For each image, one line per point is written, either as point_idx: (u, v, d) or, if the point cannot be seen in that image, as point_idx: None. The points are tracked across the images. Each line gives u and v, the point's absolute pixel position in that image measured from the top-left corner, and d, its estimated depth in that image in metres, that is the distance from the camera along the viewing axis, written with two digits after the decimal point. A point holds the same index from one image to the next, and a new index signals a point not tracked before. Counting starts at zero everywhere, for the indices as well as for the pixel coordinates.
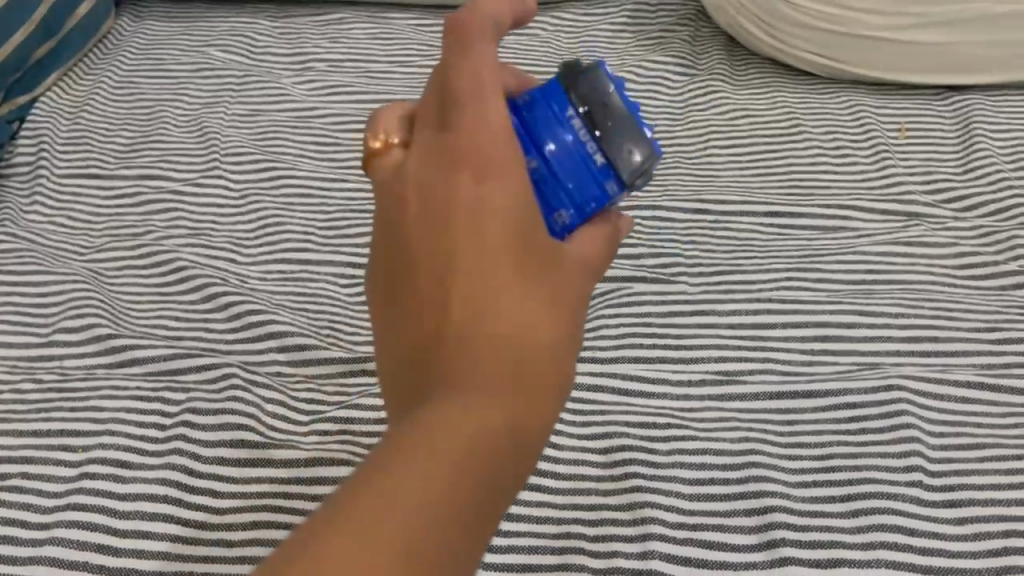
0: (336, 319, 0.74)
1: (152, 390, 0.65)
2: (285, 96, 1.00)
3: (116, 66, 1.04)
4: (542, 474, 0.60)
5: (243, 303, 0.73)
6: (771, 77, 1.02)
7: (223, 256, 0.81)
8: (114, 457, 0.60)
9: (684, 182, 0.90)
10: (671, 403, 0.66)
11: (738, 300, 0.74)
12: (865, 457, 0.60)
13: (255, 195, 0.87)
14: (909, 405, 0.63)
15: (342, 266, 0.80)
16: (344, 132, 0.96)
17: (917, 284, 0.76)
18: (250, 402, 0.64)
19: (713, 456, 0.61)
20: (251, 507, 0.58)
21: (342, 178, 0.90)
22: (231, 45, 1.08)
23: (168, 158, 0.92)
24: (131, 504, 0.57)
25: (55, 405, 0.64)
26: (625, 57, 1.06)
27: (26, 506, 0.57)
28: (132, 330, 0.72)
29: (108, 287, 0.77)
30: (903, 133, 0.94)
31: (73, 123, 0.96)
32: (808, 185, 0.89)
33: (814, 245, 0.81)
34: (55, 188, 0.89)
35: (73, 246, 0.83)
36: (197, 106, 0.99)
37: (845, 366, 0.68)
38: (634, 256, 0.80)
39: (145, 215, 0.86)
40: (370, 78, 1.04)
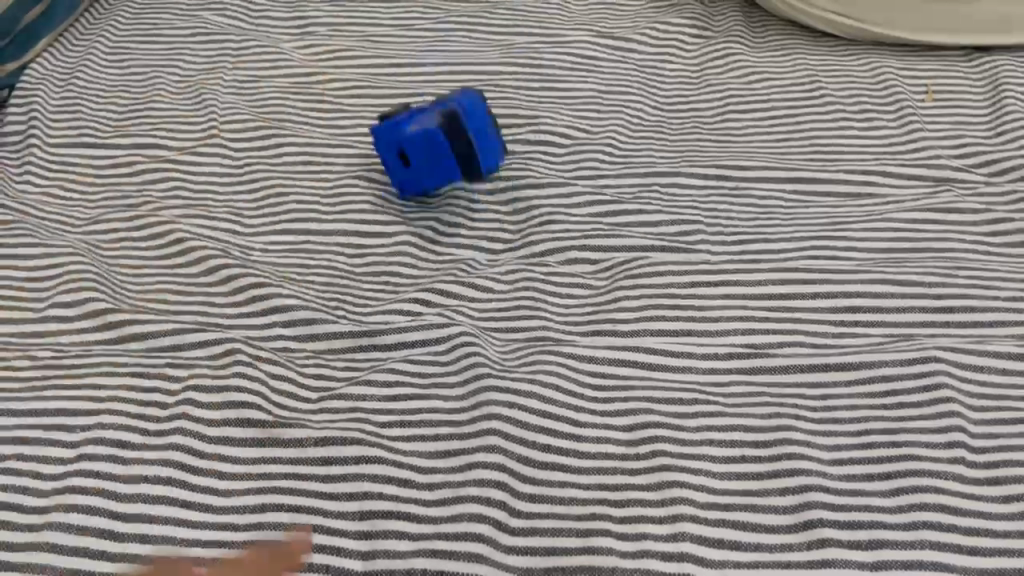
0: (344, 292, 0.71)
1: (151, 365, 0.62)
2: (285, 61, 0.96)
3: (109, 32, 1.00)
4: (564, 453, 0.57)
5: (246, 276, 0.70)
6: (791, 39, 0.99)
7: (224, 226, 0.77)
8: (111, 437, 0.57)
9: (701, 147, 0.86)
10: (696, 377, 0.63)
11: (764, 269, 0.70)
12: (904, 434, 0.57)
13: (257, 164, 0.84)
14: (947, 377, 0.60)
15: (348, 237, 0.76)
16: (347, 98, 0.92)
17: (948, 252, 0.73)
18: (256, 378, 0.61)
19: (743, 432, 0.58)
20: (258, 489, 0.55)
21: (347, 145, 0.86)
22: (228, 9, 1.04)
23: (164, 126, 0.88)
24: (134, 487, 0.54)
25: (50, 382, 0.61)
26: (638, 19, 1.02)
27: (23, 489, 0.54)
28: (129, 304, 0.69)
29: (105, 258, 0.74)
30: (929, 96, 0.90)
31: (66, 90, 0.93)
32: (832, 149, 0.85)
33: (840, 212, 0.78)
34: (48, 158, 0.85)
35: (66, 217, 0.79)
36: (193, 72, 0.95)
37: (877, 338, 0.66)
38: (652, 224, 0.77)
39: (141, 185, 0.82)
40: (373, 42, 0.99)
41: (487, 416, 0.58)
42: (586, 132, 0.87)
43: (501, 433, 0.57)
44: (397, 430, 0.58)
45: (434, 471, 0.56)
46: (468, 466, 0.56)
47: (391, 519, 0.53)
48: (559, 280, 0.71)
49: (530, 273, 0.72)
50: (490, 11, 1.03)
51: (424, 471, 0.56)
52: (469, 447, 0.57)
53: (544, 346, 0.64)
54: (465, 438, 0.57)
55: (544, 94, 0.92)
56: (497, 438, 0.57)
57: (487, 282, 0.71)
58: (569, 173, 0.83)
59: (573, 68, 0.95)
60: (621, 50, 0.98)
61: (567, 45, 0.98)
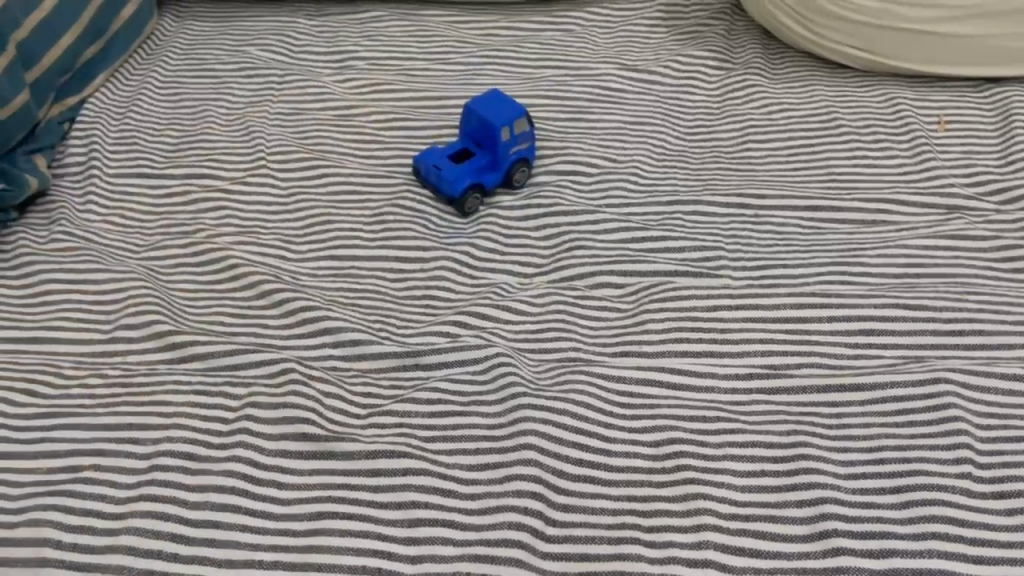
0: (388, 314, 0.76)
1: (213, 384, 0.67)
2: (327, 95, 1.01)
3: (161, 67, 1.07)
4: (595, 466, 0.61)
5: (297, 300, 0.75)
6: (808, 71, 1.03)
7: (274, 252, 0.82)
8: (181, 450, 0.62)
9: (722, 176, 0.90)
10: (718, 395, 0.67)
11: (782, 294, 0.74)
12: (914, 450, 0.61)
13: (303, 193, 0.89)
14: (956, 398, 0.64)
15: (390, 262, 0.81)
16: (386, 130, 0.97)
17: (958, 277, 0.77)
18: (309, 396, 0.66)
19: (762, 448, 0.62)
20: (313, 498, 0.59)
21: (387, 175, 0.91)
22: (272, 45, 1.10)
23: (215, 157, 0.94)
24: (202, 496, 0.59)
25: (122, 399, 0.66)
26: (661, 52, 1.07)
27: (101, 496, 0.59)
28: (189, 326, 0.74)
29: (164, 282, 0.79)
30: (941, 126, 0.94)
31: (122, 124, 0.99)
32: (847, 177, 0.89)
33: (856, 239, 0.82)
34: (108, 188, 0.91)
35: (127, 244, 0.84)
36: (241, 105, 1.01)
37: (890, 359, 0.69)
38: (675, 250, 0.81)
39: (195, 213, 0.88)
40: (409, 75, 1.05)
41: (523, 431, 0.63)
42: (612, 162, 0.92)
43: (537, 447, 0.62)
44: (440, 444, 0.63)
45: (475, 483, 0.60)
46: (507, 479, 0.60)
47: (436, 527, 0.58)
48: (588, 304, 0.76)
49: (561, 297, 0.76)
50: (520, 45, 1.08)
51: (466, 482, 0.60)
52: (507, 460, 0.61)
53: (575, 367, 0.69)
54: (504, 452, 0.62)
55: (572, 125, 0.97)
56: (533, 452, 0.62)
57: (520, 304, 0.75)
58: (597, 200, 0.87)
59: (600, 100, 1.00)
60: (645, 82, 1.02)
61: (594, 78, 1.03)
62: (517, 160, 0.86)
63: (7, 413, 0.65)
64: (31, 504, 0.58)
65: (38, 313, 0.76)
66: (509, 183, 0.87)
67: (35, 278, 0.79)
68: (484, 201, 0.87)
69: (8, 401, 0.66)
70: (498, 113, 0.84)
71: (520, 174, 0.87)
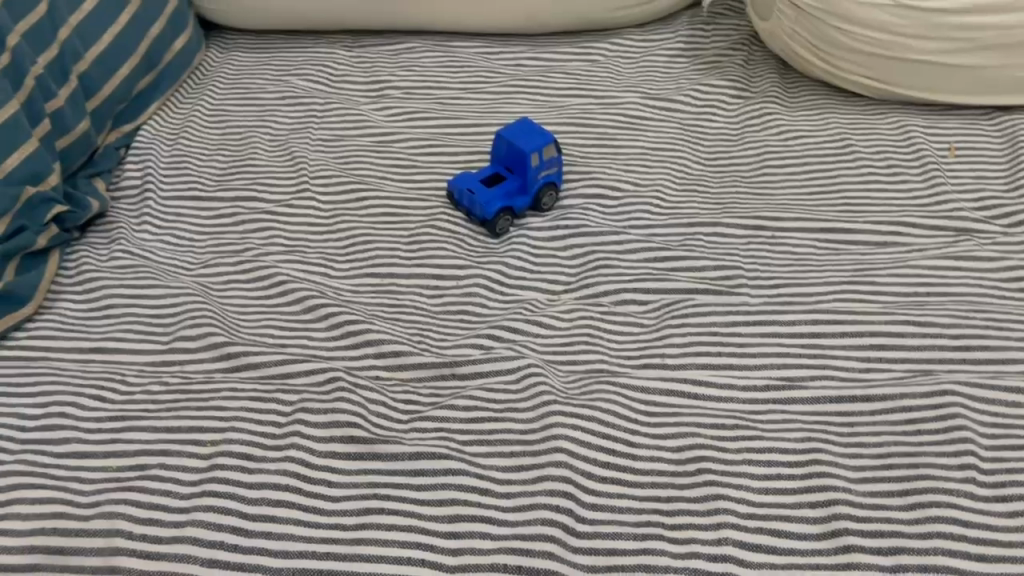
0: (425, 328, 0.81)
1: (267, 392, 0.72)
2: (366, 122, 1.07)
3: (209, 96, 1.13)
4: (622, 469, 0.66)
5: (342, 314, 0.80)
6: (824, 99, 1.08)
7: (318, 270, 0.88)
8: (239, 450, 0.67)
9: (741, 199, 0.95)
10: (737, 405, 0.72)
11: (797, 311, 0.79)
12: (922, 456, 0.65)
13: (345, 215, 0.95)
14: (962, 408, 0.68)
15: (426, 279, 0.87)
16: (422, 155, 1.03)
17: (966, 296, 0.81)
18: (355, 402, 0.71)
19: (778, 453, 0.66)
20: (361, 496, 0.64)
21: (423, 198, 0.97)
22: (313, 74, 1.16)
23: (261, 181, 0.99)
24: (258, 493, 0.64)
25: (183, 404, 0.72)
26: (681, 81, 1.13)
27: (167, 492, 0.65)
28: (242, 338, 0.80)
29: (217, 297, 0.85)
30: (952, 153, 0.98)
31: (174, 148, 1.05)
32: (861, 201, 0.94)
33: (868, 260, 0.86)
34: (162, 210, 0.97)
35: (181, 262, 0.90)
36: (284, 131, 1.07)
37: (899, 372, 0.74)
38: (696, 269, 0.86)
39: (244, 233, 0.94)
40: (442, 104, 1.11)
41: (554, 436, 0.67)
42: (636, 185, 0.97)
43: (567, 451, 0.66)
44: (477, 448, 0.68)
45: (509, 483, 0.65)
46: (539, 479, 0.65)
47: (475, 522, 0.62)
48: (614, 319, 0.81)
49: (588, 312, 0.81)
50: (547, 75, 1.14)
51: (501, 483, 0.65)
52: (540, 463, 0.66)
53: (602, 378, 0.74)
54: (536, 454, 0.67)
55: (598, 151, 1.02)
56: (563, 455, 0.66)
57: (550, 319, 0.80)
58: (621, 222, 0.92)
59: (623, 127, 1.05)
60: (666, 110, 1.08)
61: (618, 106, 1.08)
62: (546, 184, 0.91)
63: (79, 417, 0.72)
64: (104, 499, 0.64)
65: (102, 326, 0.82)
66: (537, 206, 0.92)
67: (98, 293, 0.85)
68: (513, 223, 0.92)
69: (80, 405, 0.73)
70: (529, 139, 0.90)
71: (548, 198, 0.92)
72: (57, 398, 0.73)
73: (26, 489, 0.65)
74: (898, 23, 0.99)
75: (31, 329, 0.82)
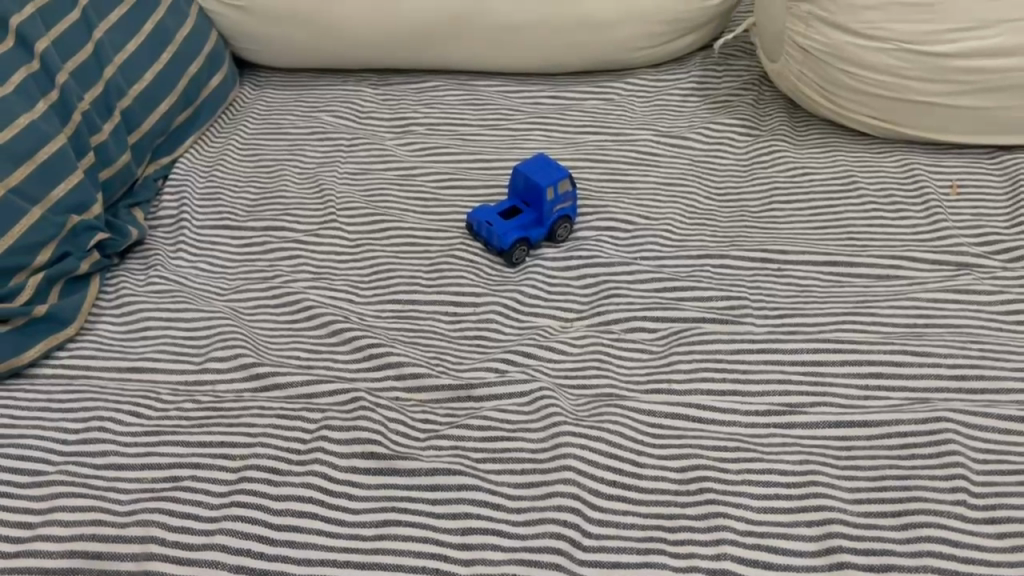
0: (443, 352, 0.85)
1: (293, 410, 0.77)
2: (390, 157, 1.13)
3: (242, 131, 1.19)
4: (627, 487, 0.69)
5: (365, 337, 0.84)
6: (831, 137, 1.12)
7: (343, 296, 0.93)
8: (266, 464, 0.72)
9: (748, 233, 0.99)
10: (739, 429, 0.75)
11: (799, 339, 0.82)
12: (915, 479, 0.68)
13: (369, 244, 0.99)
14: (955, 434, 0.71)
15: (445, 306, 0.91)
16: (443, 189, 1.07)
17: (963, 327, 0.84)
18: (376, 420, 0.75)
19: (777, 475, 0.69)
20: (380, 508, 0.68)
21: (443, 229, 1.01)
22: (341, 111, 1.22)
23: (291, 212, 1.04)
24: (283, 504, 0.68)
25: (214, 420, 0.76)
26: (693, 119, 1.17)
27: (199, 502, 0.69)
28: (271, 359, 0.84)
29: (247, 321, 0.90)
30: (954, 191, 1.02)
31: (208, 180, 1.10)
32: (864, 236, 0.97)
33: (870, 292, 0.89)
34: (197, 238, 1.02)
35: (214, 287, 0.95)
36: (313, 165, 1.12)
37: (896, 401, 0.77)
38: (703, 299, 0.89)
39: (273, 261, 0.98)
40: (464, 140, 1.16)
41: (563, 455, 0.71)
42: (647, 219, 1.01)
43: (576, 469, 0.70)
44: (491, 465, 0.72)
45: (520, 499, 0.69)
46: (549, 495, 0.68)
47: (487, 535, 0.66)
48: (623, 345, 0.84)
49: (598, 339, 0.85)
50: (564, 113, 1.19)
51: (513, 498, 0.69)
52: (549, 480, 0.70)
53: (611, 401, 0.77)
54: (546, 472, 0.70)
55: (611, 185, 1.06)
56: (572, 473, 0.70)
57: (562, 345, 0.84)
58: (633, 254, 0.96)
59: (636, 163, 1.09)
60: (678, 147, 1.12)
61: (632, 143, 1.13)
62: (561, 217, 0.96)
63: (117, 431, 0.76)
64: (139, 507, 0.68)
65: (139, 347, 0.87)
66: (551, 238, 0.97)
67: (136, 316, 0.90)
68: (529, 254, 0.96)
69: (118, 419, 0.77)
70: (545, 175, 0.95)
71: (563, 230, 0.97)
72: (95, 414, 0.78)
73: (66, 498, 0.69)
74: (901, 67, 1.02)
75: (72, 349, 0.87)
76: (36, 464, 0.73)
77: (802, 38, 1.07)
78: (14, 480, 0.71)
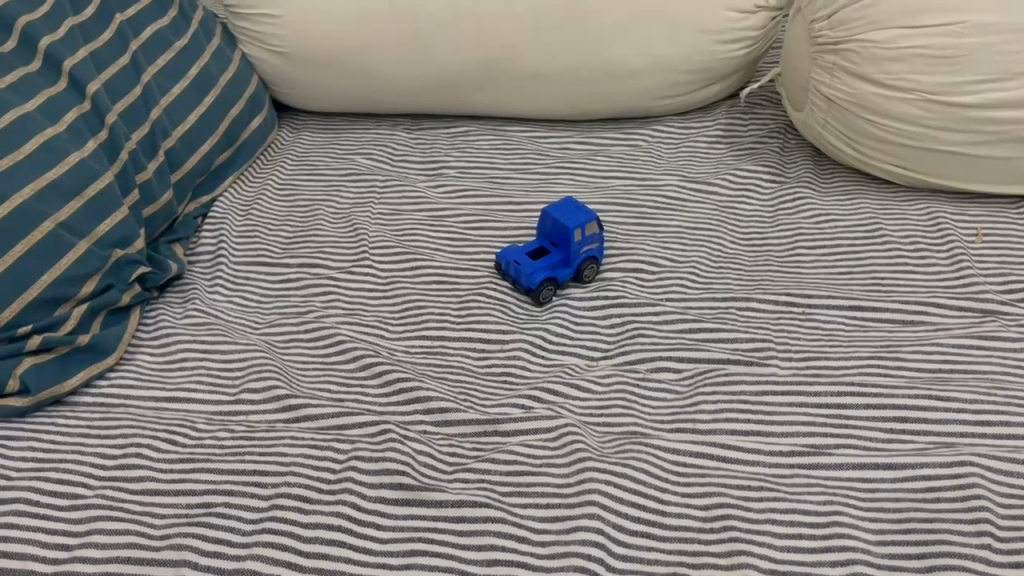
0: (471, 387, 0.87)
1: (324, 441, 0.79)
2: (422, 198, 1.16)
3: (279, 172, 1.23)
4: (652, 523, 0.70)
5: (394, 371, 0.86)
6: (855, 185, 1.13)
7: (374, 332, 0.95)
8: (297, 492, 0.73)
9: (773, 277, 1.00)
10: (763, 469, 0.76)
11: (823, 382, 0.83)
12: (939, 522, 0.68)
13: (400, 282, 1.02)
14: (980, 479, 0.71)
15: (474, 342, 0.93)
16: (473, 230, 1.10)
17: (988, 373, 0.84)
18: (404, 452, 0.77)
19: (800, 514, 0.70)
20: (407, 538, 0.69)
21: (472, 268, 1.04)
22: (375, 154, 1.26)
23: (326, 250, 1.07)
24: (313, 532, 0.70)
25: (247, 449, 0.78)
26: (719, 166, 1.20)
27: (231, 528, 0.70)
28: (303, 391, 0.86)
29: (280, 354, 0.92)
30: (979, 239, 1.03)
31: (246, 218, 1.14)
32: (888, 282, 0.98)
33: (894, 337, 0.90)
34: (233, 273, 1.05)
35: (249, 321, 0.98)
36: (347, 205, 1.15)
37: (922, 444, 0.77)
38: (728, 340, 0.90)
39: (307, 297, 1.01)
40: (493, 183, 1.19)
41: (588, 490, 0.72)
42: (673, 262, 1.02)
43: (601, 504, 0.71)
44: (516, 498, 0.73)
45: (545, 532, 0.70)
46: (575, 528, 0.69)
47: (512, 566, 0.67)
48: (648, 385, 0.86)
49: (624, 378, 0.86)
50: (592, 158, 1.22)
51: (538, 532, 0.70)
52: (574, 514, 0.70)
53: (635, 439, 0.79)
54: (571, 506, 0.71)
55: (637, 229, 1.08)
56: (597, 508, 0.71)
57: (587, 383, 0.85)
58: (658, 295, 0.98)
59: (663, 207, 1.12)
60: (704, 192, 1.14)
61: (658, 188, 1.15)
62: (587, 258, 0.98)
63: (153, 457, 0.78)
64: (174, 532, 0.70)
65: (176, 377, 0.89)
66: (578, 278, 0.99)
67: (173, 347, 0.92)
68: (556, 293, 0.98)
69: (154, 447, 0.79)
70: (572, 217, 0.97)
71: (590, 270, 0.99)
72: (133, 440, 0.80)
73: (103, 521, 0.71)
74: (924, 117, 1.03)
75: (112, 377, 0.89)
76: (75, 488, 0.75)
77: (827, 87, 1.10)
78: (53, 502, 0.73)
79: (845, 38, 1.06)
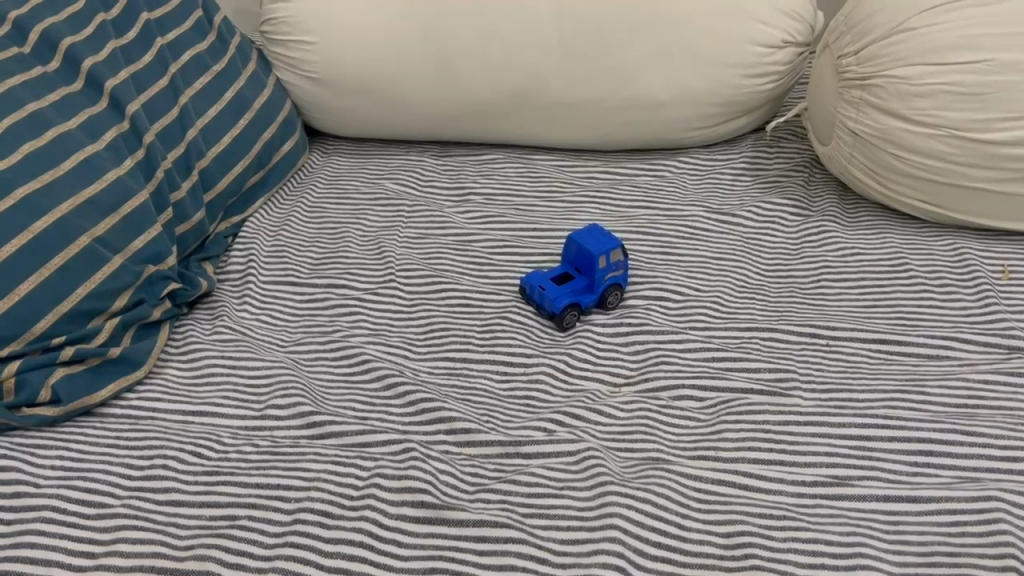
0: (493, 409, 0.88)
1: (346, 457, 0.80)
2: (449, 223, 1.17)
3: (309, 195, 1.25)
4: (671, 549, 0.70)
5: (418, 392, 0.87)
6: (881, 220, 1.14)
7: (398, 352, 0.96)
8: (320, 507, 0.74)
9: (797, 309, 1.00)
10: (785, 498, 0.75)
11: (847, 414, 0.83)
12: (963, 556, 0.68)
13: (425, 304, 1.03)
14: (1006, 514, 0.71)
15: (498, 364, 0.94)
16: (497, 255, 1.11)
17: (1016, 410, 0.83)
18: (426, 470, 0.77)
19: (824, 544, 0.69)
20: (429, 556, 0.70)
21: (496, 292, 1.05)
22: (404, 179, 1.27)
23: (352, 272, 1.09)
24: (334, 546, 0.70)
25: (272, 463, 0.79)
26: (743, 198, 1.20)
27: (253, 542, 0.71)
28: (328, 408, 0.87)
29: (306, 371, 0.93)
30: (1005, 276, 1.02)
31: (276, 238, 1.15)
32: (913, 317, 0.98)
33: (919, 370, 0.89)
34: (261, 292, 1.06)
35: (275, 339, 0.99)
36: (374, 229, 1.17)
37: (947, 478, 0.76)
38: (751, 370, 0.90)
39: (333, 316, 1.02)
40: (519, 210, 1.20)
41: (610, 513, 0.72)
42: (696, 291, 1.03)
43: (622, 528, 0.71)
44: (537, 520, 0.73)
45: (566, 554, 0.69)
46: (595, 551, 0.69)
47: None
48: (670, 412, 0.86)
49: (646, 405, 0.87)
50: (617, 188, 1.23)
51: (559, 554, 0.69)
52: (595, 538, 0.70)
53: (658, 465, 0.79)
54: (592, 529, 0.71)
55: (661, 258, 1.09)
56: (618, 532, 0.71)
57: (609, 409, 0.86)
58: (683, 323, 0.98)
59: (687, 238, 1.12)
60: (728, 223, 1.15)
61: (683, 218, 1.16)
62: (611, 285, 0.98)
63: (179, 469, 0.79)
64: (197, 543, 0.71)
65: (203, 392, 0.90)
66: (602, 304, 0.99)
67: (201, 362, 0.94)
68: (579, 319, 0.99)
69: (180, 459, 0.80)
70: (597, 244, 0.98)
71: (613, 297, 0.99)
72: (160, 452, 0.81)
73: (128, 531, 0.72)
74: (950, 153, 1.03)
75: (141, 391, 0.90)
76: (101, 498, 0.76)
77: (853, 122, 1.11)
78: (81, 510, 0.74)
79: (873, 74, 1.07)
